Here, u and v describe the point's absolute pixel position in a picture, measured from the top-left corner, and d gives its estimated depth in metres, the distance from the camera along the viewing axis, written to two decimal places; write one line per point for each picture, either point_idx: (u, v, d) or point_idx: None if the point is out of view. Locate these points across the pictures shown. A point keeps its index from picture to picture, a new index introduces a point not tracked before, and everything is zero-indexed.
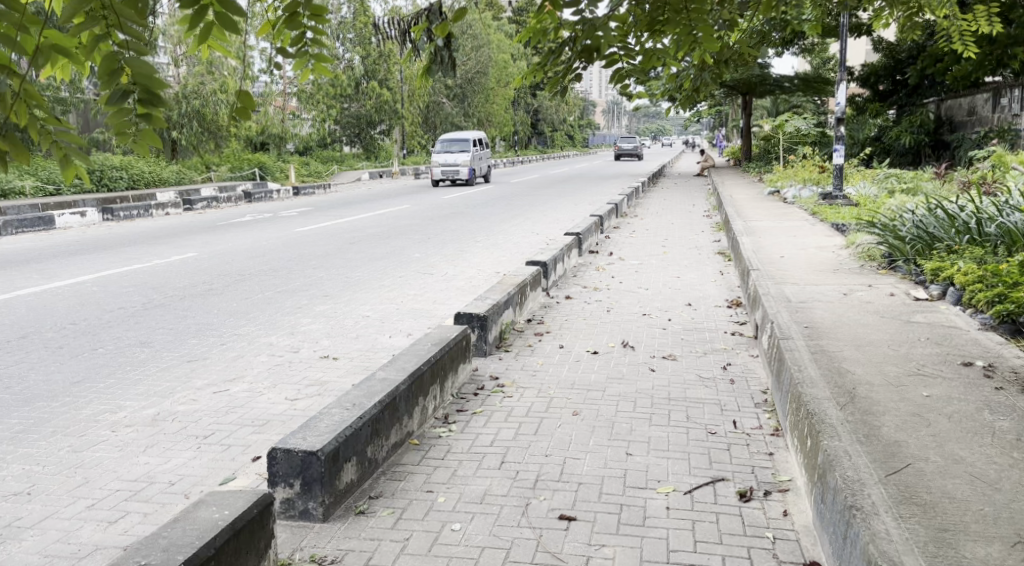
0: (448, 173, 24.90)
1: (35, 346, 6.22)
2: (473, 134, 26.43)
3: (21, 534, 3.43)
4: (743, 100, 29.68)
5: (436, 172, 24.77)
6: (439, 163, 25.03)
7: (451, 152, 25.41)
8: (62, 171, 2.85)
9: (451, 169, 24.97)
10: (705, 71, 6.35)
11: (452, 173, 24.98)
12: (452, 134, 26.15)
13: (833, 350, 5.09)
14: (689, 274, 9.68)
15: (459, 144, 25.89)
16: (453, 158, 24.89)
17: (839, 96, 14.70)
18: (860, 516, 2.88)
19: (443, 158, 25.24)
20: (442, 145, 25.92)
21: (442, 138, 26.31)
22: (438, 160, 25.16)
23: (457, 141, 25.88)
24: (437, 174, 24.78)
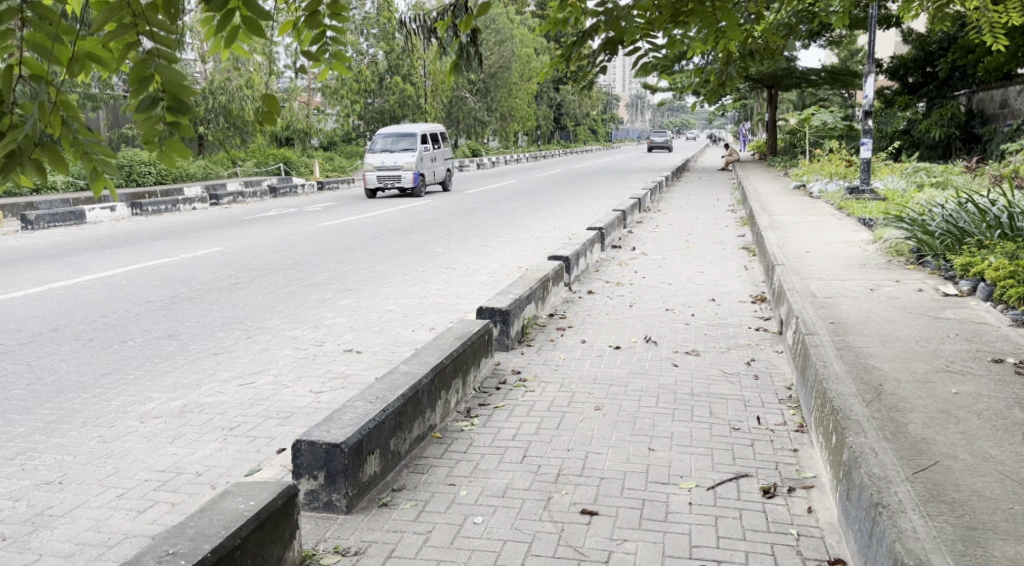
0: (386, 179, 19.47)
1: (66, 338, 6.32)
2: (425, 128, 20.71)
3: (52, 522, 3.49)
4: (769, 94, 29.33)
5: (371, 178, 19.46)
6: (375, 166, 19.60)
7: (392, 152, 19.84)
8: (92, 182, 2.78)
9: (390, 174, 19.47)
10: (731, 65, 6.29)
11: (392, 179, 19.49)
12: (398, 127, 20.39)
13: (858, 345, 5.04)
14: (713, 269, 9.63)
15: (405, 141, 20.09)
16: (393, 158, 19.41)
17: (867, 89, 14.42)
18: (887, 513, 2.86)
19: (381, 158, 19.71)
20: (384, 140, 20.26)
21: (385, 130, 20.58)
22: (374, 161, 19.72)
23: (403, 136, 20.13)
24: (371, 180, 19.48)
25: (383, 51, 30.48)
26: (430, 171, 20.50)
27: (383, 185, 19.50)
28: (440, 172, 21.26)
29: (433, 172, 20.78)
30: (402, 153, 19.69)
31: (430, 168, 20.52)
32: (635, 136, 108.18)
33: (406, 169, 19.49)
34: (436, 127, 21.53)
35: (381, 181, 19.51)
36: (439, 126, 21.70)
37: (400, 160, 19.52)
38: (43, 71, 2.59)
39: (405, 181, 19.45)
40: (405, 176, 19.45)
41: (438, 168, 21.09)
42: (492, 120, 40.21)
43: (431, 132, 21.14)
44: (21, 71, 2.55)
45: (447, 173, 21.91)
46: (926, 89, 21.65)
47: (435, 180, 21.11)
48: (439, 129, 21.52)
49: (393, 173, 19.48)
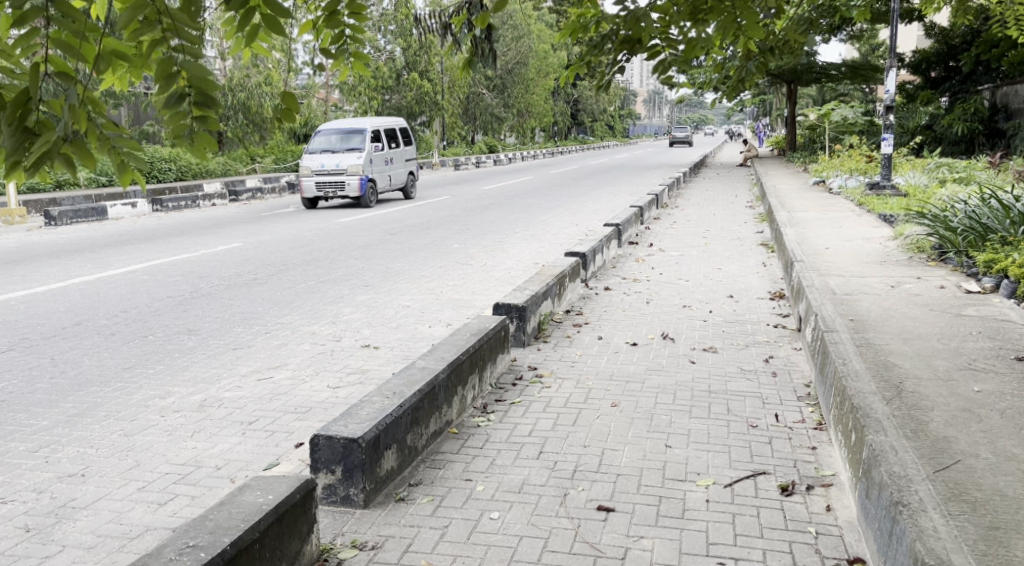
0: (328, 186, 16.24)
1: (89, 332, 6.40)
2: (379, 121, 17.20)
3: (75, 514, 3.54)
4: (789, 89, 29.10)
5: (308, 185, 16.24)
6: (315, 170, 16.27)
7: (336, 152, 16.48)
8: (119, 177, 2.79)
9: (332, 180, 16.18)
10: (751, 61, 6.29)
11: (333, 186, 16.21)
12: (346, 121, 16.92)
13: (879, 343, 5.01)
14: (731, 265, 9.59)
15: (353, 138, 16.65)
16: (335, 160, 16.12)
17: (888, 83, 14.21)
18: (907, 512, 2.84)
19: (321, 160, 16.36)
20: (328, 137, 16.85)
21: (331, 125, 17.15)
22: (313, 163, 16.39)
23: (350, 132, 16.68)
24: (309, 188, 16.23)
25: (400, 48, 30.51)
26: (383, 178, 17.16)
27: (324, 193, 16.25)
28: (399, 178, 17.92)
29: (390, 177, 17.46)
30: (348, 153, 16.33)
31: (385, 173, 17.21)
32: (652, 133, 107.57)
33: (351, 174, 16.18)
34: (397, 119, 17.96)
35: (321, 188, 16.23)
36: (401, 118, 18.20)
37: (345, 162, 16.20)
38: (70, 70, 2.60)
39: (350, 189, 16.16)
40: (350, 183, 16.17)
41: (396, 172, 17.73)
42: (509, 116, 40.22)
43: (388, 127, 17.61)
44: (47, 69, 2.57)
45: (410, 178, 18.60)
46: (949, 83, 21.51)
47: (393, 187, 17.78)
48: (399, 122, 17.98)
49: (335, 178, 16.20)
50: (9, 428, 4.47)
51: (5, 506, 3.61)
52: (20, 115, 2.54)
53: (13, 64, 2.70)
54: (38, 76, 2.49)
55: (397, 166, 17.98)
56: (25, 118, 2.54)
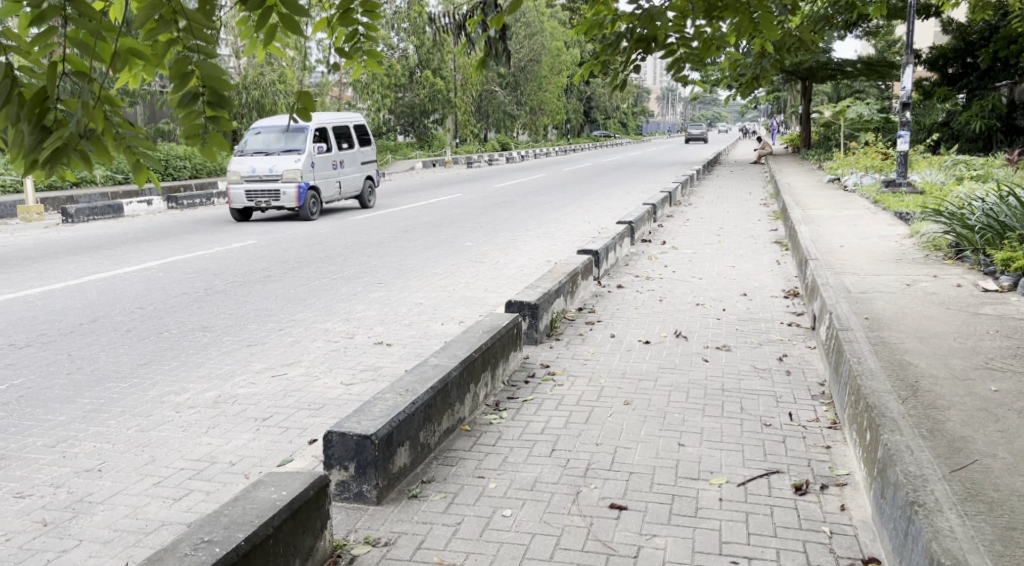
0: (261, 195, 13.60)
1: (106, 329, 6.46)
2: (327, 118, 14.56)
3: (92, 508, 3.58)
4: (803, 86, 28.95)
5: (237, 194, 13.55)
6: (244, 175, 13.62)
7: (271, 153, 13.82)
8: (134, 175, 2.81)
9: (264, 189, 13.55)
10: (766, 58, 6.28)
11: (266, 195, 13.58)
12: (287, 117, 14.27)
13: (894, 342, 4.98)
14: (745, 263, 9.57)
15: (294, 138, 13.98)
16: (268, 164, 13.50)
17: (905, 80, 14.04)
18: (923, 512, 2.83)
19: (253, 162, 13.68)
20: (265, 136, 14.19)
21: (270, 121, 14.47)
22: (242, 167, 13.71)
23: (290, 131, 14.01)
24: (238, 198, 13.56)
25: (413, 46, 30.55)
26: (331, 186, 14.54)
27: (256, 204, 13.61)
28: (351, 185, 15.31)
29: (340, 183, 14.86)
30: (285, 155, 13.70)
31: (334, 179, 14.60)
32: (666, 130, 107.17)
33: (288, 181, 13.58)
34: (352, 117, 15.32)
35: (251, 198, 13.59)
36: (358, 114, 15.50)
37: (281, 166, 13.60)
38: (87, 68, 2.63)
39: (286, 199, 13.58)
40: (286, 191, 13.58)
41: (348, 178, 15.12)
42: (521, 114, 40.22)
43: (340, 125, 14.97)
44: (65, 67, 2.60)
45: (366, 184, 15.99)
46: (967, 80, 20.96)
47: (344, 195, 15.18)
48: (355, 120, 15.35)
49: (268, 186, 13.58)
50: (27, 423, 4.52)
51: (23, 500, 3.65)
52: (38, 112, 2.56)
53: (34, 64, 2.72)
54: (57, 74, 2.51)
55: (350, 170, 15.34)
56: (43, 115, 2.57)
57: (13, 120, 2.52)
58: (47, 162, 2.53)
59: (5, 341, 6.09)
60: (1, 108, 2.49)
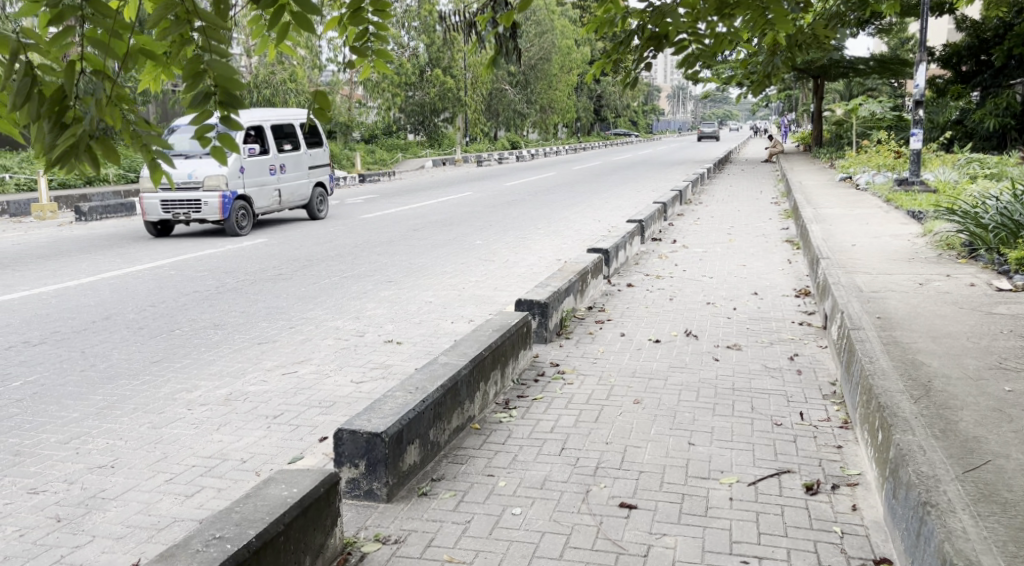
0: (179, 206, 11.43)
1: (118, 326, 6.50)
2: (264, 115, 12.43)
3: (105, 505, 3.61)
4: (815, 84, 28.86)
5: (151, 205, 11.42)
6: (160, 183, 11.48)
7: (191, 157, 11.69)
8: (150, 174, 2.82)
9: (184, 198, 11.42)
10: (778, 55, 6.25)
11: (186, 206, 11.44)
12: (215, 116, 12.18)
13: (906, 341, 4.96)
14: (755, 262, 9.54)
15: None
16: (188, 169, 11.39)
17: (918, 78, 13.94)
18: (935, 513, 2.82)
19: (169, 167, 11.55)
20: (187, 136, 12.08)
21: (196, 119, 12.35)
22: None
23: None
24: (153, 210, 11.43)
25: (424, 44, 30.62)
26: (269, 195, 12.41)
27: (173, 217, 11.46)
28: (296, 193, 13.17)
29: (280, 192, 12.72)
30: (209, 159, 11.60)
31: (272, 187, 12.47)
32: (677, 128, 106.92)
33: (210, 190, 11.41)
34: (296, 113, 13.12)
35: (169, 209, 11.45)
36: (303, 110, 13.30)
37: (202, 172, 11.47)
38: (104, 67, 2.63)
39: (209, 210, 11.40)
40: (209, 201, 11.41)
41: (291, 185, 12.98)
42: (531, 112, 40.27)
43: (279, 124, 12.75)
44: (82, 66, 2.61)
45: (316, 192, 13.86)
46: (980, 78, 20.82)
47: (287, 204, 13.05)
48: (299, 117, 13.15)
49: (187, 196, 11.42)
50: (40, 420, 4.55)
51: (37, 496, 3.68)
52: (57, 111, 2.56)
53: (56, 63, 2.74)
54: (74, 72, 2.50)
55: (294, 175, 13.19)
56: (62, 113, 2.56)
57: (32, 117, 2.51)
58: (63, 159, 2.50)
59: (19, 338, 6.14)
60: (21, 106, 2.49)
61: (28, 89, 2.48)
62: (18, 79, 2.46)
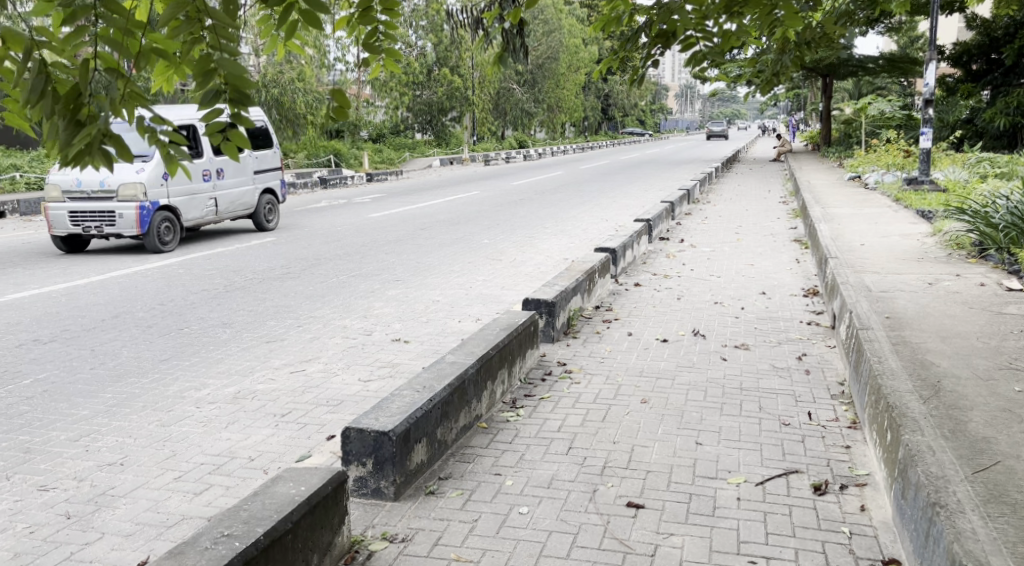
0: (91, 218, 9.85)
1: (127, 325, 6.53)
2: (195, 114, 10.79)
3: (115, 501, 3.63)
4: (824, 83, 28.76)
5: (59, 218, 9.87)
6: (68, 192, 9.91)
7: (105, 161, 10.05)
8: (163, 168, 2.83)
9: (95, 210, 9.82)
10: (787, 53, 6.21)
11: (98, 218, 9.85)
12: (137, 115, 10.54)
13: (915, 341, 4.94)
14: (763, 262, 9.51)
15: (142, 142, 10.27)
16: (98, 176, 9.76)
17: (928, 76, 13.85)
18: (944, 513, 2.81)
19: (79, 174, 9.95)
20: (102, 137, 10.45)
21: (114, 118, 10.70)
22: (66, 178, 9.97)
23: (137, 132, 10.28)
24: (61, 224, 9.88)
25: (432, 43, 30.63)
26: (201, 206, 10.74)
27: (84, 230, 9.88)
28: (238, 202, 11.51)
29: (216, 201, 11.04)
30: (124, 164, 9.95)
31: (205, 195, 10.80)
32: (684, 127, 106.65)
33: (125, 201, 9.79)
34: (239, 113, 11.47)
35: (79, 222, 9.88)
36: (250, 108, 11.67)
37: (117, 179, 9.82)
38: (117, 65, 2.62)
39: (124, 224, 9.78)
40: (124, 213, 9.80)
41: (231, 193, 11.31)
42: (539, 111, 40.21)
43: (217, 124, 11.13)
44: (97, 64, 2.60)
45: (263, 201, 12.14)
46: (990, 76, 20.57)
47: (225, 214, 11.34)
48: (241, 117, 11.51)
49: (99, 206, 9.83)
50: (51, 418, 4.58)
51: (47, 493, 3.70)
52: (72, 109, 2.55)
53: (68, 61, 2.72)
54: (88, 70, 2.50)
55: (235, 182, 11.51)
56: (76, 111, 2.55)
57: (45, 114, 2.50)
58: (77, 156, 2.50)
59: (29, 336, 6.17)
60: (36, 102, 2.47)
61: (42, 87, 2.47)
62: (31, 77, 2.45)
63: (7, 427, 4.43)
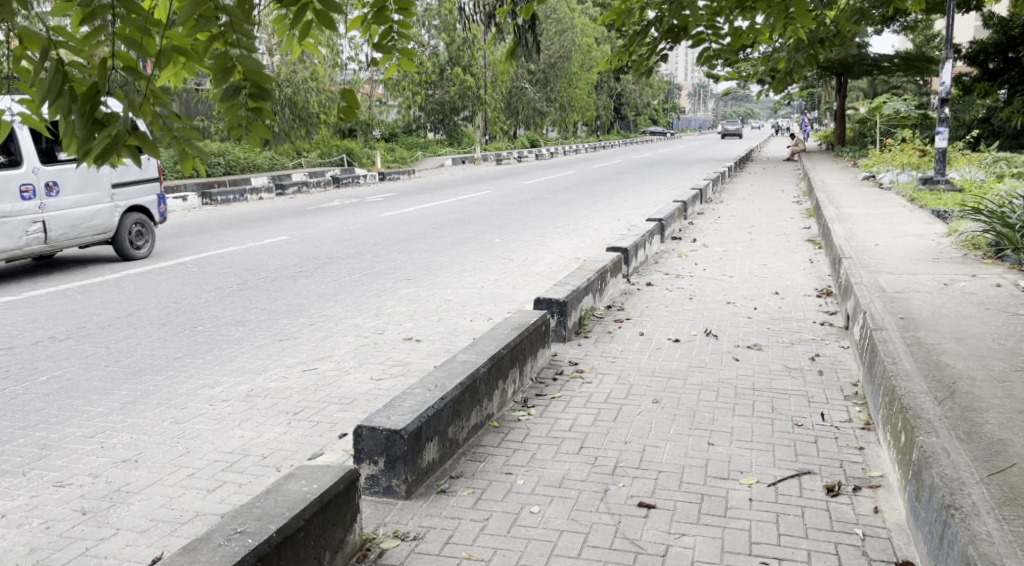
0: None
1: (142, 323, 6.57)
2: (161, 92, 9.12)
3: (129, 498, 3.66)
4: (838, 82, 28.63)
5: None
6: None
7: None
8: (181, 164, 2.86)
9: None
10: (800, 52, 6.18)
11: None
12: None
13: (930, 342, 4.91)
14: (777, 262, 9.47)
15: None
16: None
17: (944, 75, 13.73)
18: (959, 516, 2.79)
19: None
20: None
21: None
22: None
23: None
24: None
25: (444, 43, 30.65)
26: (17, 232, 8.09)
27: None
28: (83, 224, 8.85)
29: (45, 225, 8.38)
30: None
31: (25, 220, 8.16)
32: (697, 126, 106.30)
33: None
34: None
35: None
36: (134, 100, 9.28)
37: None
38: (135, 63, 2.64)
39: None
40: None
41: (70, 213, 8.66)
42: (551, 110, 40.15)
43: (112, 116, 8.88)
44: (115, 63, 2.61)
45: (127, 222, 9.45)
46: (1008, 75, 20.44)
47: (64, 241, 8.69)
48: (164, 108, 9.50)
49: None
50: (66, 414, 4.62)
51: (63, 489, 3.74)
52: (90, 107, 2.56)
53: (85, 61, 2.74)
54: (107, 69, 2.52)
55: (80, 199, 8.83)
56: (95, 109, 2.57)
57: (65, 113, 2.51)
58: (99, 154, 2.52)
59: (45, 334, 6.22)
60: (53, 102, 2.48)
61: (59, 86, 2.48)
62: (49, 76, 2.45)
63: (23, 424, 4.48)
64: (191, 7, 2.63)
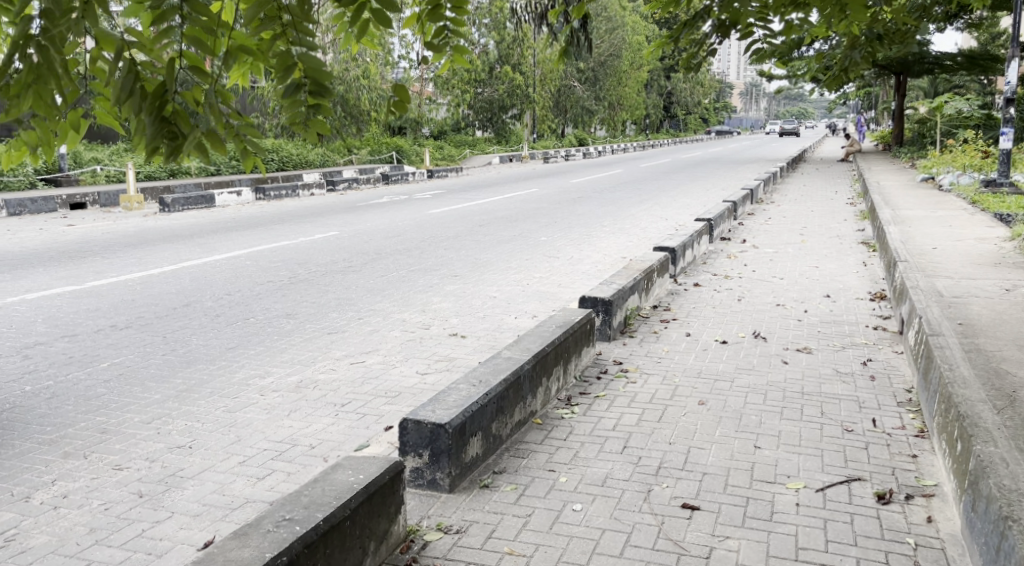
0: None
1: (197, 313, 6.74)
2: None
3: (183, 483, 3.77)
4: (898, 81, 27.99)
5: None
6: None
7: None
8: (243, 161, 2.90)
9: None
10: (856, 50, 6.06)
11: None
12: None
13: (990, 349, 4.78)
14: (829, 264, 9.30)
15: None
16: None
17: (1009, 75, 13.28)
18: (1017, 527, 2.72)
19: None
20: None
21: None
22: None
23: None
24: None
25: (493, 41, 30.85)
26: None
27: None
28: None
29: None
30: None
31: None
32: (748, 126, 104.94)
33: None
34: None
35: None
36: None
37: None
38: (203, 62, 2.67)
39: None
40: None
41: None
42: (599, 109, 40.13)
43: None
44: (182, 63, 2.65)
45: None
46: None
47: None
48: None
49: None
50: (125, 400, 4.77)
51: (121, 472, 3.86)
52: (159, 106, 2.59)
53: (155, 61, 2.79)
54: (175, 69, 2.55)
55: None
56: (163, 107, 2.59)
57: (135, 112, 2.54)
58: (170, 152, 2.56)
59: (106, 322, 6.42)
60: (125, 101, 2.52)
61: (131, 86, 2.51)
62: (122, 76, 2.49)
63: (84, 409, 4.64)
64: (255, 7, 2.70)
